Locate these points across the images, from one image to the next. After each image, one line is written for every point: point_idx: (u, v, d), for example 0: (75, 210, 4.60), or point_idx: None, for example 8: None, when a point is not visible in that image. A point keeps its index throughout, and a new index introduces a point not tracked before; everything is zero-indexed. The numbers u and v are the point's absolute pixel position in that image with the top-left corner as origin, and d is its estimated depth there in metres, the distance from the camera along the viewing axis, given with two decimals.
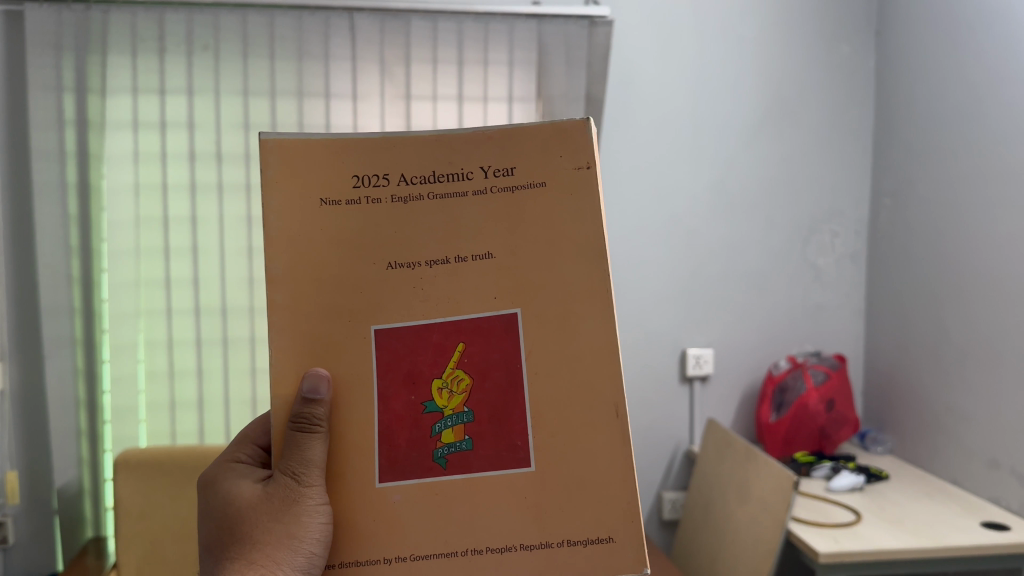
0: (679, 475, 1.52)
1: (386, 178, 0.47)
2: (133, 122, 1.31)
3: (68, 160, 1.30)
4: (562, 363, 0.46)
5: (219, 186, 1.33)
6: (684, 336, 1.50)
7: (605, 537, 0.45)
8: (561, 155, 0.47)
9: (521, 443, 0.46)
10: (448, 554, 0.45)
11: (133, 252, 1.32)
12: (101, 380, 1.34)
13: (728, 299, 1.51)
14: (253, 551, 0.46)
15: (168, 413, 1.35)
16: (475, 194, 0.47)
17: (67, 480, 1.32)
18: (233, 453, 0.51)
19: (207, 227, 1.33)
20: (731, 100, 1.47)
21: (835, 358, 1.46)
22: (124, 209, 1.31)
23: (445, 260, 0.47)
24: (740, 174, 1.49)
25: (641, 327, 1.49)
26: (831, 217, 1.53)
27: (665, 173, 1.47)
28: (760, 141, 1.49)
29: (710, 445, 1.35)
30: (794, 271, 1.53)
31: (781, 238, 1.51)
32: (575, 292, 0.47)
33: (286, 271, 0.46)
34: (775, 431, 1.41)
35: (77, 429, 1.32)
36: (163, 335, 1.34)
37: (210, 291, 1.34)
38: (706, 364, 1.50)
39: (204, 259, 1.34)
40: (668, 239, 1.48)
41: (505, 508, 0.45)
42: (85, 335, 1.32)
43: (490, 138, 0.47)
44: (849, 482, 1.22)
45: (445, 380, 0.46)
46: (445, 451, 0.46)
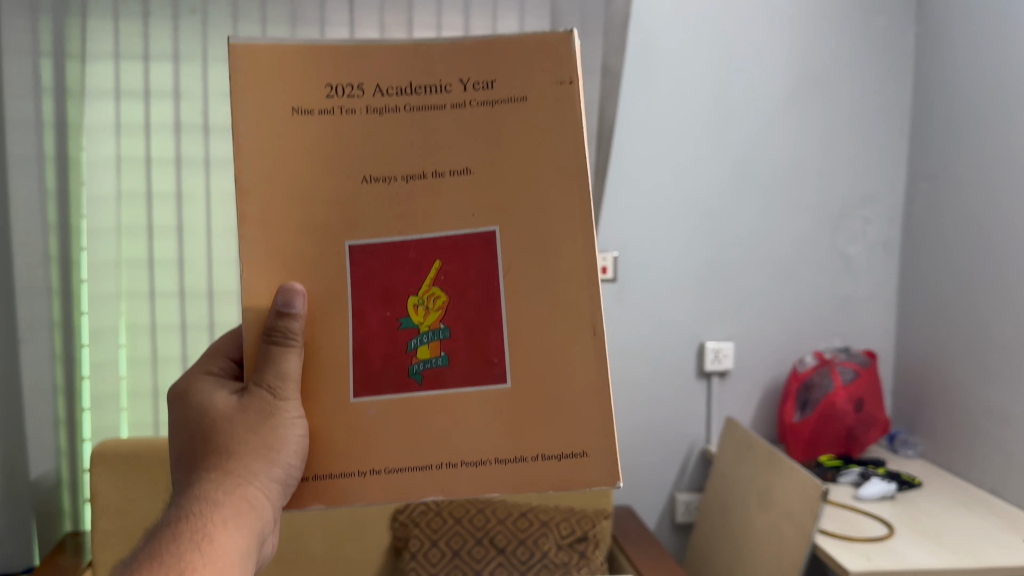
0: (694, 477, 1.44)
1: (361, 89, 0.46)
2: (114, 91, 1.17)
3: (45, 131, 1.18)
4: (539, 281, 0.46)
5: (206, 161, 1.20)
6: (701, 328, 1.40)
7: (579, 452, 0.45)
8: (542, 70, 0.46)
9: (497, 359, 0.45)
10: (422, 469, 0.45)
11: (116, 230, 1.21)
12: (81, 364, 1.25)
13: (747, 293, 1.41)
14: (226, 460, 0.45)
15: (151, 404, 1.25)
16: (453, 107, 0.46)
17: (43, 471, 1.25)
18: (205, 365, 0.50)
19: (193, 205, 1.21)
20: (757, 82, 1.36)
21: (864, 355, 1.36)
22: (106, 183, 1.19)
23: (422, 174, 0.46)
24: (765, 153, 1.38)
25: (656, 312, 1.39)
26: (862, 204, 1.41)
27: (683, 152, 1.36)
28: (786, 120, 1.38)
29: (727, 445, 1.28)
30: (820, 256, 1.42)
31: (806, 220, 1.40)
32: (554, 210, 0.46)
33: (257, 182, 0.45)
34: (799, 432, 1.30)
35: (55, 418, 1.24)
36: (145, 320, 1.23)
37: (195, 275, 1.22)
38: (725, 359, 1.40)
39: (188, 242, 1.21)
40: (688, 224, 1.38)
41: (480, 424, 0.45)
42: (63, 315, 1.23)
43: (470, 49, 0.46)
44: (878, 490, 1.13)
45: (421, 298, 0.46)
46: (420, 367, 0.45)
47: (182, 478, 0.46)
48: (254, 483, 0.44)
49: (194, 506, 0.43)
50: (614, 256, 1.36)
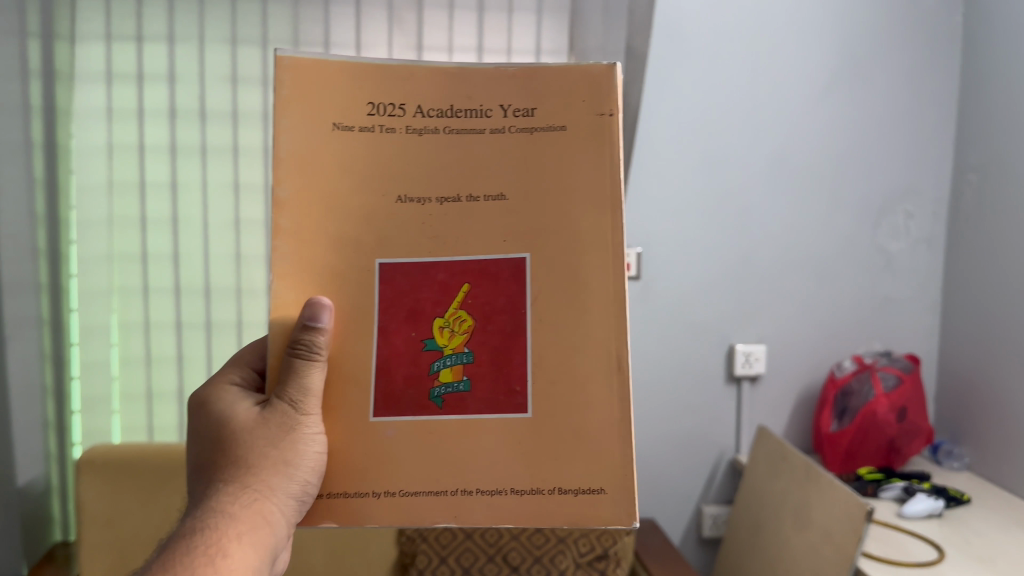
0: (722, 488, 1.34)
1: (402, 109, 0.46)
2: (106, 74, 1.09)
3: (33, 116, 1.08)
4: (567, 311, 0.45)
5: (203, 150, 1.12)
6: (732, 329, 1.30)
7: (597, 489, 0.44)
8: (584, 101, 0.46)
9: (520, 388, 0.45)
10: (437, 494, 0.45)
11: (106, 222, 1.13)
12: (69, 333, 1.16)
13: (784, 290, 1.30)
14: (244, 472, 0.45)
15: (144, 407, 1.18)
16: (493, 132, 0.46)
17: (33, 477, 1.15)
18: (228, 374, 0.50)
19: (189, 195, 1.13)
20: (791, 60, 1.25)
21: (908, 358, 1.26)
22: (96, 172, 1.12)
23: (457, 198, 0.46)
24: (816, 151, 1.28)
25: (684, 313, 1.29)
26: (905, 196, 1.30)
27: (722, 139, 1.25)
28: (836, 128, 1.28)
29: (759, 455, 1.20)
30: (861, 256, 1.31)
31: (846, 220, 1.30)
32: (586, 241, 0.45)
33: (293, 194, 0.45)
34: (835, 443, 1.21)
35: (44, 421, 1.15)
36: (140, 318, 1.16)
37: (192, 270, 1.15)
38: (756, 362, 1.30)
39: (183, 233, 1.14)
40: (717, 220, 1.27)
41: (497, 452, 0.45)
42: (52, 315, 1.14)
43: (513, 76, 0.46)
44: (924, 508, 1.06)
45: (446, 320, 0.46)
46: (442, 390, 0.45)
47: (198, 489, 0.46)
48: (271, 497, 0.44)
49: (209, 516, 0.43)
50: (637, 252, 1.25)
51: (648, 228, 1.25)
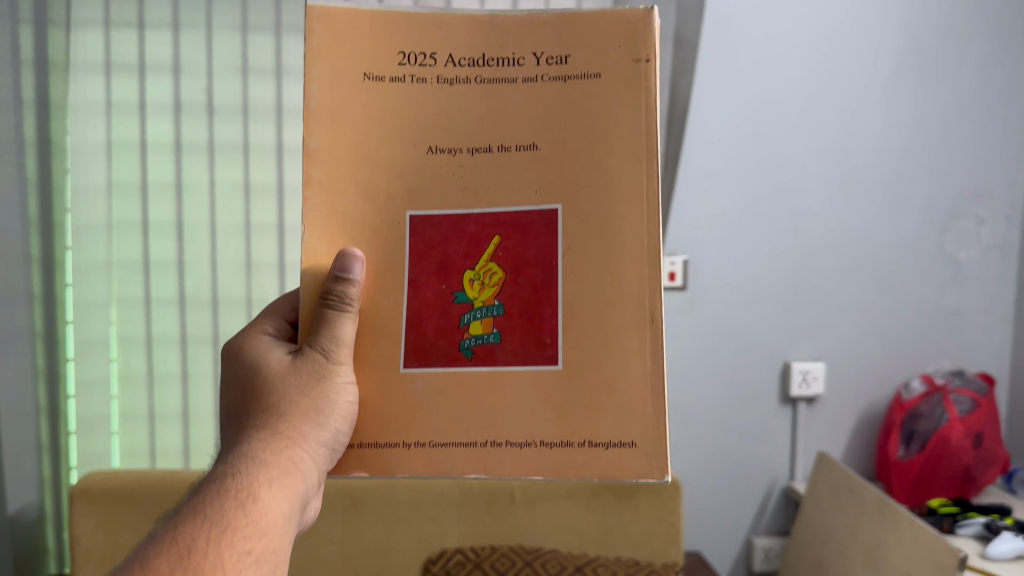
0: (775, 517, 1.24)
1: (433, 58, 0.46)
2: (104, 63, 1.06)
3: (25, 110, 1.04)
4: (600, 263, 0.44)
5: (211, 146, 1.09)
6: (788, 345, 1.21)
7: (628, 443, 0.44)
8: (618, 48, 0.45)
9: (551, 340, 0.44)
10: (468, 445, 0.44)
11: (104, 187, 1.08)
12: (65, 347, 1.11)
13: (846, 305, 1.21)
14: (278, 419, 0.45)
15: (147, 429, 1.14)
16: (526, 81, 0.45)
17: (25, 504, 1.11)
18: (261, 325, 0.51)
19: (193, 196, 1.10)
20: (857, 55, 1.16)
21: (982, 380, 1.14)
22: (93, 133, 1.07)
23: (488, 148, 0.45)
24: (883, 145, 1.19)
25: (734, 329, 1.19)
26: (974, 199, 1.20)
27: (781, 137, 1.17)
28: (884, 103, 1.18)
29: (818, 486, 1.12)
30: (925, 263, 1.21)
31: (910, 224, 1.20)
32: (620, 191, 0.44)
33: (323, 145, 0.45)
34: (906, 470, 1.08)
35: (39, 444, 1.11)
36: (141, 332, 1.12)
37: (195, 279, 1.11)
38: (815, 382, 1.20)
39: (188, 200, 1.10)
40: (771, 222, 1.18)
41: (527, 406, 0.44)
42: (46, 291, 1.09)
43: (546, 23, 0.45)
44: (1011, 548, 0.89)
45: (477, 273, 0.45)
46: (472, 342, 0.45)
47: (229, 434, 0.46)
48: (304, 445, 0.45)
49: (242, 462, 0.43)
50: (684, 260, 1.16)
51: (709, 205, 1.16)
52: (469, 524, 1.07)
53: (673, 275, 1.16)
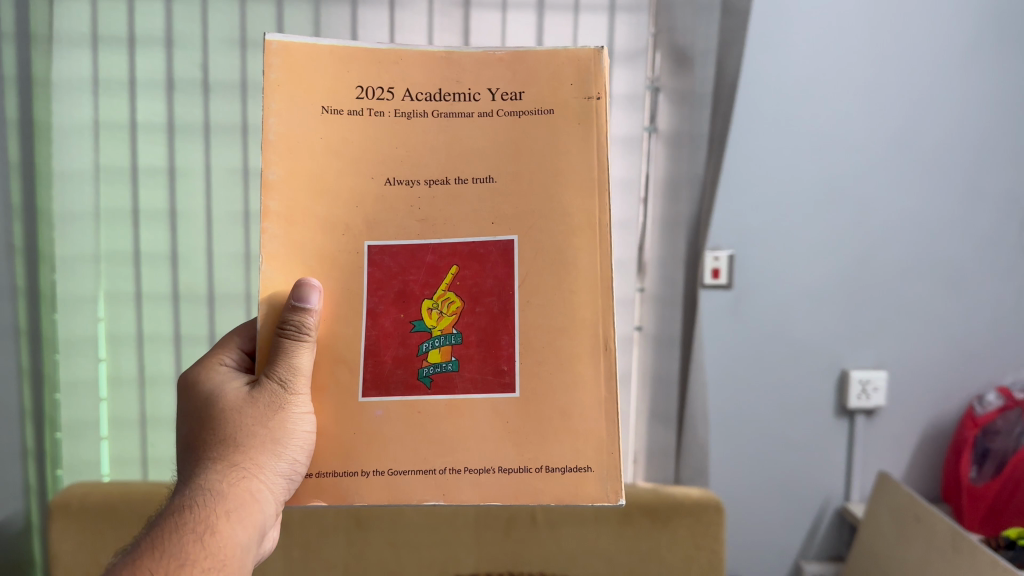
0: (826, 539, 1.23)
1: (390, 93, 0.47)
2: (91, 37, 1.04)
3: (6, 85, 1.02)
4: (554, 292, 0.46)
5: (206, 127, 1.06)
6: (844, 352, 1.18)
7: (584, 466, 0.45)
8: (570, 85, 0.47)
9: (507, 367, 0.45)
10: (426, 472, 0.45)
11: (93, 214, 1.08)
12: (49, 346, 1.10)
13: (907, 308, 1.18)
14: (236, 451, 0.45)
15: (138, 433, 1.13)
16: (481, 115, 0.47)
17: (10, 513, 1.10)
18: (219, 355, 0.51)
19: (189, 181, 1.07)
20: (923, 35, 1.11)
21: None
22: (81, 157, 1.06)
23: (445, 180, 0.46)
24: (947, 136, 1.14)
25: (786, 330, 1.17)
26: None
27: (836, 129, 1.12)
28: (959, 84, 1.13)
29: (883, 511, 1.09)
30: (1002, 261, 1.18)
31: (985, 218, 1.16)
32: (573, 222, 0.46)
33: (283, 177, 0.45)
34: (980, 497, 1.06)
35: (23, 449, 1.10)
36: (132, 330, 1.11)
37: (193, 274, 1.10)
38: (875, 394, 1.18)
39: (181, 227, 1.09)
40: (824, 220, 1.15)
41: (485, 433, 0.45)
42: (32, 325, 1.08)
43: (501, 60, 0.47)
44: None
45: (435, 302, 0.46)
46: (431, 370, 0.46)
47: (186, 467, 0.46)
48: (262, 476, 0.45)
49: (200, 496, 0.44)
50: (728, 256, 1.13)
51: (739, 222, 1.13)
52: (488, 550, 0.99)
53: (717, 271, 1.13)
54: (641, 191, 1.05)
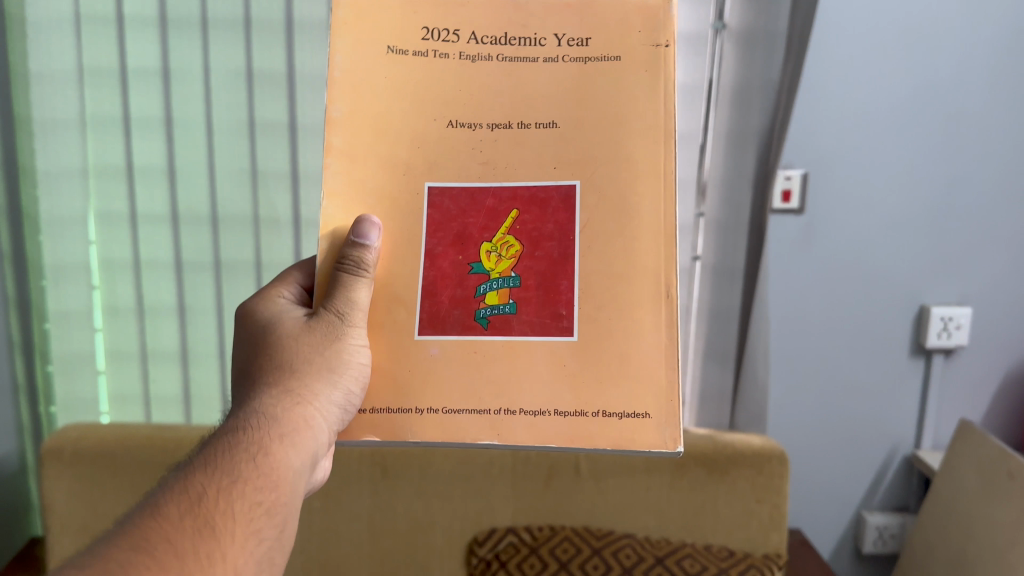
0: (890, 491, 1.12)
1: (456, 35, 0.46)
2: None
3: None
4: (615, 238, 0.45)
5: (205, 22, 0.93)
6: (926, 285, 1.03)
7: (642, 413, 0.43)
8: (639, 33, 0.46)
9: (566, 312, 0.44)
10: (479, 411, 0.44)
11: (77, 122, 0.96)
12: (35, 272, 1.03)
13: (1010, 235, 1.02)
14: (291, 379, 0.46)
15: (139, 371, 1.06)
16: (546, 61, 0.46)
17: (4, 454, 1.07)
18: (277, 289, 0.51)
19: (188, 85, 0.95)
20: None
21: None
22: (61, 53, 0.94)
23: (507, 124, 0.46)
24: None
25: (863, 258, 1.02)
26: None
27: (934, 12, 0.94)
28: None
29: (966, 464, 0.95)
30: None
31: None
32: (637, 170, 0.45)
33: (347, 115, 0.45)
34: None
35: (14, 385, 1.06)
36: (127, 256, 1.02)
37: (193, 193, 0.99)
38: (959, 332, 1.03)
39: (180, 137, 0.97)
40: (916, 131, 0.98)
41: (542, 377, 0.44)
42: (19, 295, 1.03)
43: (569, 6, 0.46)
44: None
45: (494, 245, 0.45)
46: (487, 312, 0.45)
47: (239, 393, 0.46)
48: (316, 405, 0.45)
49: (255, 419, 0.44)
50: (802, 175, 0.98)
51: (818, 142, 0.97)
52: (524, 496, 0.95)
53: (788, 194, 0.98)
54: (704, 99, 0.90)
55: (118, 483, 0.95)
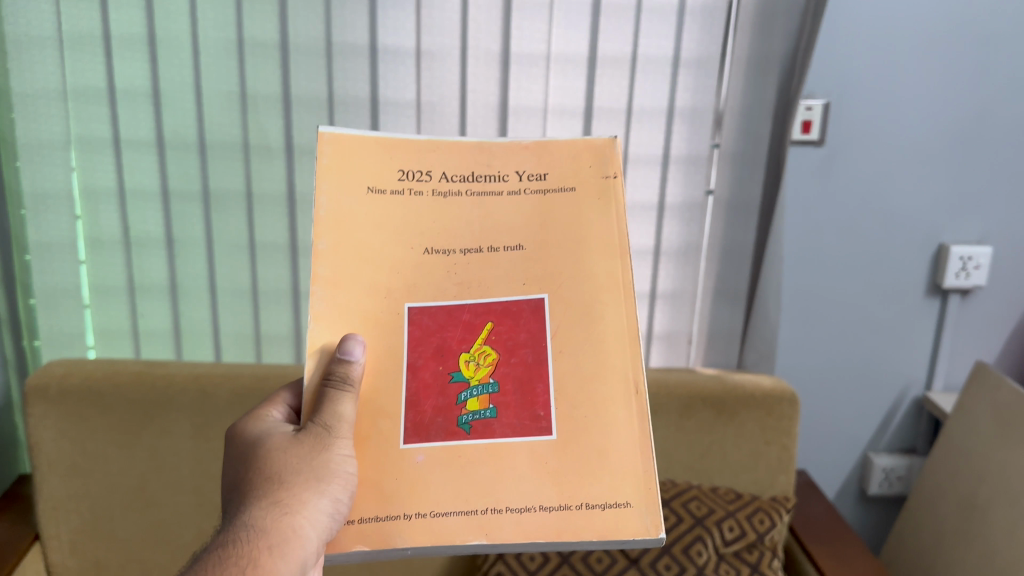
0: None
1: (430, 174, 0.60)
2: None
3: None
4: (586, 346, 0.59)
5: None
6: None
7: (623, 502, 0.57)
8: (590, 166, 0.61)
9: (543, 414, 0.58)
10: (470, 513, 0.56)
11: None
12: None
13: None
14: (284, 492, 0.58)
15: None
16: (511, 192, 0.60)
17: None
18: (261, 424, 0.63)
19: None
20: None
21: None
22: None
23: (479, 249, 0.59)
24: None
25: None
26: None
27: None
28: None
29: None
30: None
31: None
32: (599, 282, 0.59)
33: (330, 248, 0.57)
34: None
35: None
36: None
37: None
38: None
39: None
40: None
41: (526, 477, 0.57)
42: None
43: (528, 147, 0.61)
44: None
45: (472, 356, 0.58)
46: (469, 417, 0.58)
47: (240, 509, 0.58)
48: (307, 508, 0.56)
49: (254, 532, 0.56)
50: None
51: None
52: None
53: None
54: None
55: None
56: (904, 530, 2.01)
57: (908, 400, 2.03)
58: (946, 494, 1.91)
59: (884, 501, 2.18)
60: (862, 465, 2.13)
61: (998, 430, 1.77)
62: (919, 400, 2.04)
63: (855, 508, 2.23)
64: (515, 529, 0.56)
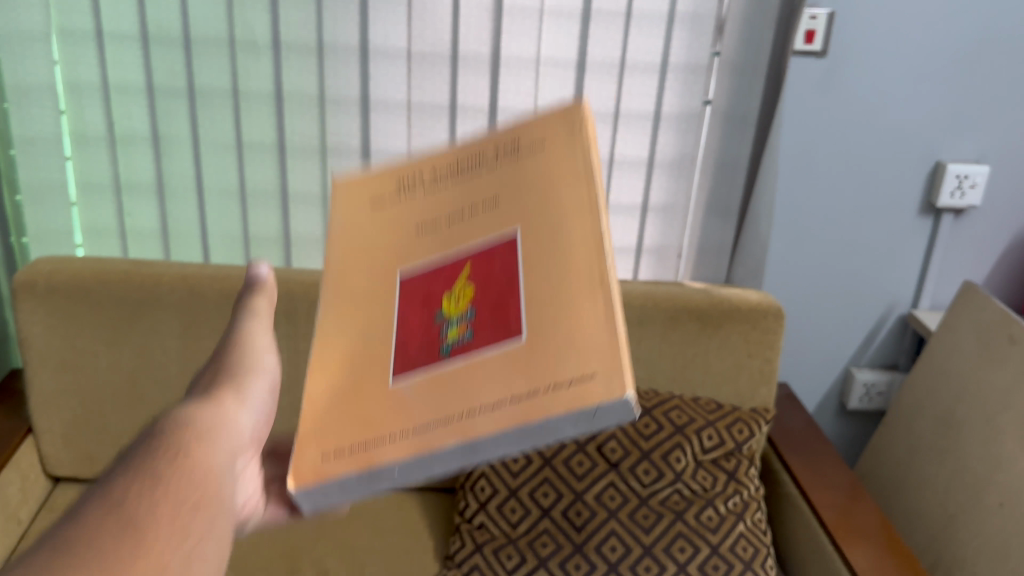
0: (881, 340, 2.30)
1: (418, 179, 0.72)
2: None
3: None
4: (554, 263, 0.60)
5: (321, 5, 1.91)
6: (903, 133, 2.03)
7: (591, 372, 0.53)
8: (560, 129, 0.66)
9: (514, 323, 0.58)
10: (445, 419, 0.56)
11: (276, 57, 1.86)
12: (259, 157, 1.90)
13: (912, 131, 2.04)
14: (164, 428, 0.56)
15: None
16: (484, 168, 0.68)
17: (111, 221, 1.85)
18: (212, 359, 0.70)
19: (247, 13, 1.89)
20: None
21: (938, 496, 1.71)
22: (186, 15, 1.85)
23: (458, 219, 0.67)
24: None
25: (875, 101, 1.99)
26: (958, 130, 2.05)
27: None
28: None
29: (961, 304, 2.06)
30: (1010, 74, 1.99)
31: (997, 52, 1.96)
32: (569, 207, 0.61)
33: (342, 252, 0.72)
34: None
35: None
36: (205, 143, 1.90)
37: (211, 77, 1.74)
38: (968, 187, 2.06)
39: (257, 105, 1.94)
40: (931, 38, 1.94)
41: (496, 375, 0.56)
42: None
43: (499, 133, 0.68)
44: None
45: (453, 295, 0.63)
46: (449, 344, 0.60)
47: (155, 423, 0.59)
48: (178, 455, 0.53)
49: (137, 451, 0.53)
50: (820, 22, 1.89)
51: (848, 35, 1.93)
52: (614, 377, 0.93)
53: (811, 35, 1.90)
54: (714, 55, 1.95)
55: (93, 359, 2.01)
56: (880, 442, 2.18)
57: (892, 317, 2.27)
58: (925, 410, 2.07)
59: (859, 411, 2.38)
60: (844, 379, 2.36)
61: (979, 354, 1.95)
62: (904, 318, 2.28)
63: (833, 419, 2.43)
64: (487, 421, 0.54)
